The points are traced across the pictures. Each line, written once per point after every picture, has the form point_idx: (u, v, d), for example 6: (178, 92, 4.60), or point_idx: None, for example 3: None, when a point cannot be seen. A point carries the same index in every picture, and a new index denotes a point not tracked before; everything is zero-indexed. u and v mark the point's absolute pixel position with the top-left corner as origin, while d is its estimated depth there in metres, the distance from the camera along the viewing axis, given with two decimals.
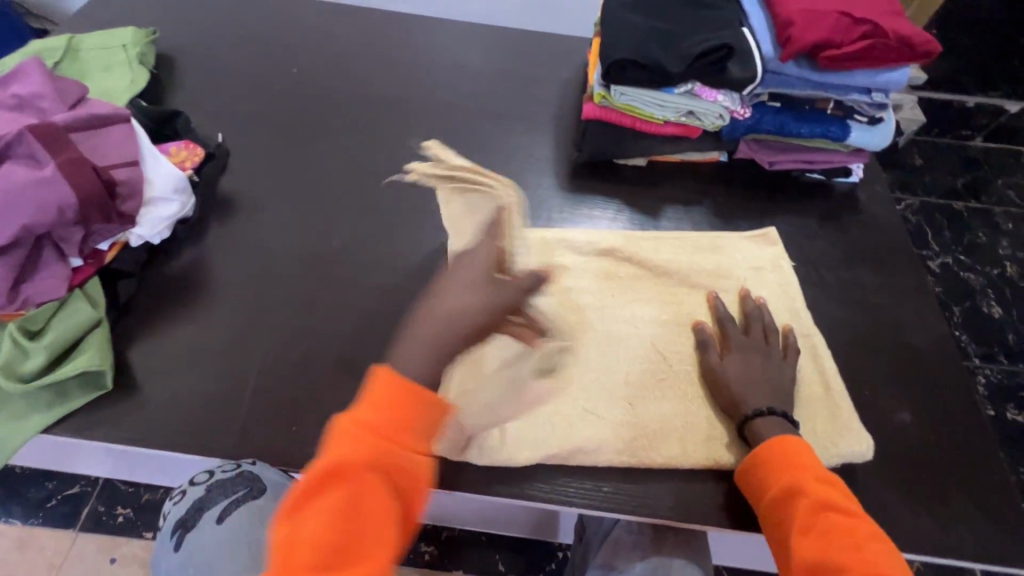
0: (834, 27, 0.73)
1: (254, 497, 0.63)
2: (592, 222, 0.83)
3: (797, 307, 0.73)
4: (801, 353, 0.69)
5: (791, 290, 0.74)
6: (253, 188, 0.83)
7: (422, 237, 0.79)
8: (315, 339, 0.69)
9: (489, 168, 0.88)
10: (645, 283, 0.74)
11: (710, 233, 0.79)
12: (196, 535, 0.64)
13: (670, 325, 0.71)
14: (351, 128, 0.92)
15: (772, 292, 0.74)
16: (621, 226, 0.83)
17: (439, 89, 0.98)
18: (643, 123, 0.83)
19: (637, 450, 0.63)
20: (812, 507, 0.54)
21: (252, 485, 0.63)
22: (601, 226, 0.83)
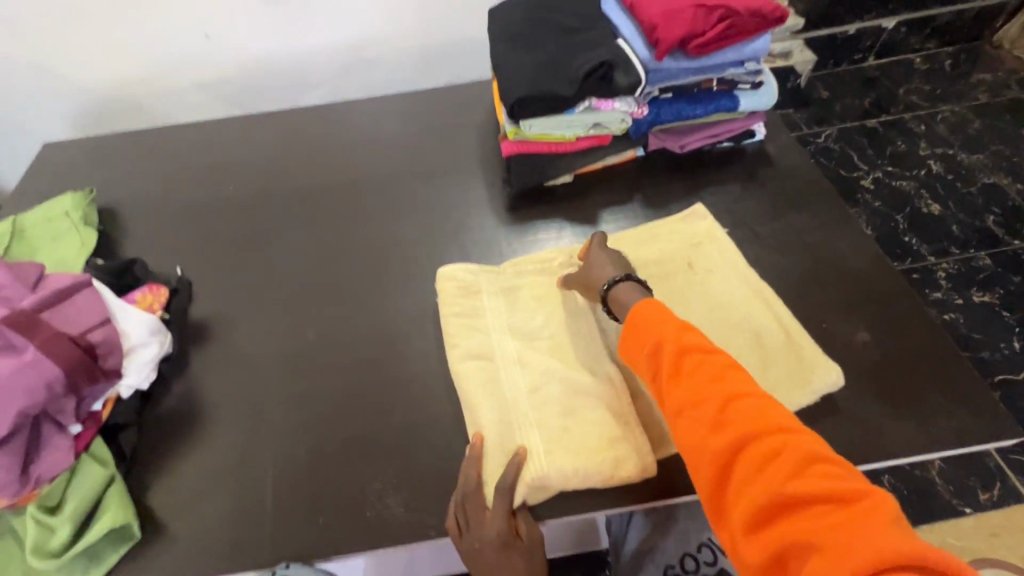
0: (694, 19, 0.81)
1: None
2: (540, 246, 0.89)
3: (741, 268, 0.79)
4: (757, 309, 0.74)
5: (730, 253, 0.80)
6: (222, 307, 0.87)
7: (390, 306, 0.84)
8: (319, 430, 0.73)
9: (434, 224, 0.94)
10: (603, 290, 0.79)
11: (644, 225, 0.86)
12: None
13: None
14: (298, 224, 0.97)
15: (715, 263, 0.80)
16: (567, 241, 0.89)
17: (370, 164, 1.05)
18: (558, 145, 0.91)
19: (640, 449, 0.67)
20: (676, 353, 0.58)
21: None
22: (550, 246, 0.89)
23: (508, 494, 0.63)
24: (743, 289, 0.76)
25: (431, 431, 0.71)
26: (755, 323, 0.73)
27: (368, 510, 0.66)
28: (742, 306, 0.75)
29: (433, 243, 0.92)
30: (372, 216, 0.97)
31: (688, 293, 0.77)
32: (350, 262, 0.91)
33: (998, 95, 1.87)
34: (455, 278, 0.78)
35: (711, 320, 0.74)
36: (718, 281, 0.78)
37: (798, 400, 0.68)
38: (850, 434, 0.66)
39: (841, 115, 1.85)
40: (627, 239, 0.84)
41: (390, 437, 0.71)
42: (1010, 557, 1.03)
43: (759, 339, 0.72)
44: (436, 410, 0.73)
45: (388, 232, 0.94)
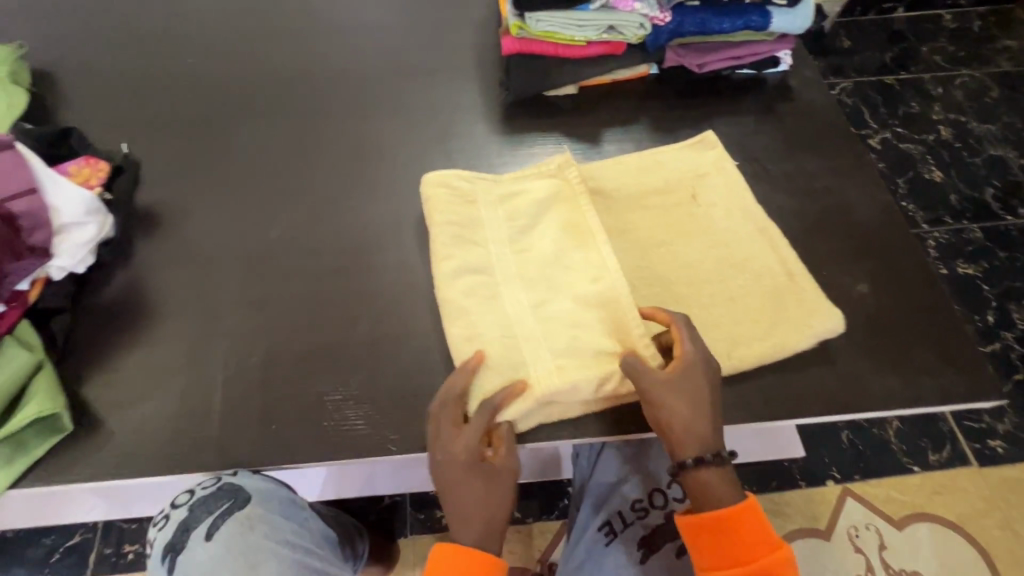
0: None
1: (241, 506, 0.62)
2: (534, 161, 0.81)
3: (748, 204, 0.73)
4: (761, 248, 0.70)
5: (737, 186, 0.74)
6: (174, 194, 0.78)
7: (364, 210, 0.76)
8: (276, 334, 0.67)
9: (419, 125, 0.85)
10: (602, 213, 0.72)
11: (649, 149, 0.78)
12: (186, 558, 0.62)
13: (636, 249, 0.70)
14: (265, 110, 0.86)
15: (720, 196, 0.74)
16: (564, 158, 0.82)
17: (352, 51, 0.93)
18: (565, 48, 0.81)
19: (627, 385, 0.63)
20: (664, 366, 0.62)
21: (235, 496, 0.61)
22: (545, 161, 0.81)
23: (491, 410, 0.59)
24: (747, 226, 0.71)
25: (400, 345, 0.66)
26: (758, 263, 0.69)
27: (325, 420, 0.62)
28: (747, 244, 0.70)
29: (416, 146, 0.83)
30: (350, 109, 0.86)
31: (691, 227, 0.72)
32: (322, 158, 0.81)
33: (1020, 65, 1.79)
34: (449, 183, 0.70)
35: (713, 257, 0.69)
36: (724, 216, 0.72)
37: (796, 342, 0.64)
38: (835, 383, 0.64)
39: (861, 67, 1.75)
40: (633, 161, 0.76)
41: (354, 348, 0.66)
42: (947, 514, 1.08)
43: (761, 280, 0.68)
44: (406, 324, 0.67)
45: (368, 130, 0.84)
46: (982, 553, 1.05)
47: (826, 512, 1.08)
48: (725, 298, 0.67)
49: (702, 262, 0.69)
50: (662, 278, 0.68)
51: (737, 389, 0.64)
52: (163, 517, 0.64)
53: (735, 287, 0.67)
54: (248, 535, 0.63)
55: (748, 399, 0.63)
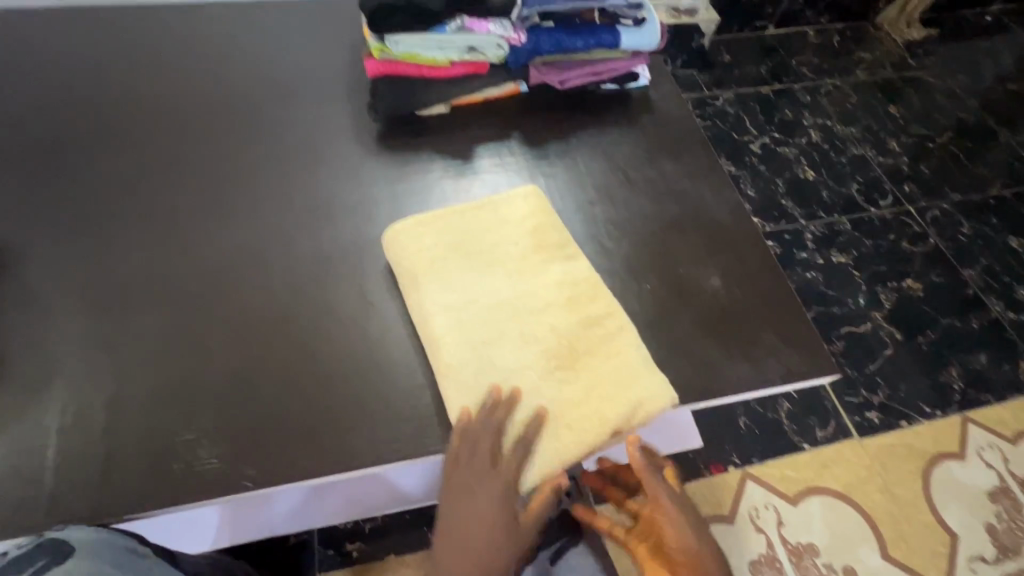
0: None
1: (61, 561, 0.51)
2: (409, 179, 0.82)
3: (577, 266, 0.70)
4: (587, 316, 0.66)
5: (565, 248, 0.71)
6: (10, 233, 0.72)
7: (225, 239, 0.73)
8: (122, 373, 0.63)
9: (287, 151, 0.83)
10: (428, 287, 0.67)
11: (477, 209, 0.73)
12: None
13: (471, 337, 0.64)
14: (119, 139, 0.81)
15: (546, 261, 0.70)
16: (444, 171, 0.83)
17: (217, 77, 0.90)
18: (429, 69, 0.83)
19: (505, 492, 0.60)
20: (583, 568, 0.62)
21: (57, 548, 0.52)
22: (422, 177, 0.83)
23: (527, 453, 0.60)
24: (574, 294, 0.68)
25: (263, 375, 0.64)
26: (596, 331, 0.66)
27: (175, 462, 0.58)
28: (580, 311, 0.66)
29: (285, 171, 0.81)
30: (213, 136, 0.83)
31: (521, 303, 0.67)
32: (180, 187, 0.78)
33: (874, 73, 2.01)
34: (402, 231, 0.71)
35: (547, 334, 0.65)
36: (554, 278, 0.69)
37: (621, 423, 0.61)
38: (691, 375, 0.68)
39: (740, 80, 1.91)
40: (458, 216, 0.72)
41: (210, 383, 0.63)
42: (834, 485, 1.16)
43: (596, 354, 0.64)
44: (268, 352, 0.65)
45: (232, 157, 0.81)
46: (864, 517, 1.14)
47: (728, 497, 1.13)
48: (561, 381, 0.62)
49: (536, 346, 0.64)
50: (488, 359, 0.63)
51: None
52: None
53: (564, 365, 0.63)
54: None
55: None
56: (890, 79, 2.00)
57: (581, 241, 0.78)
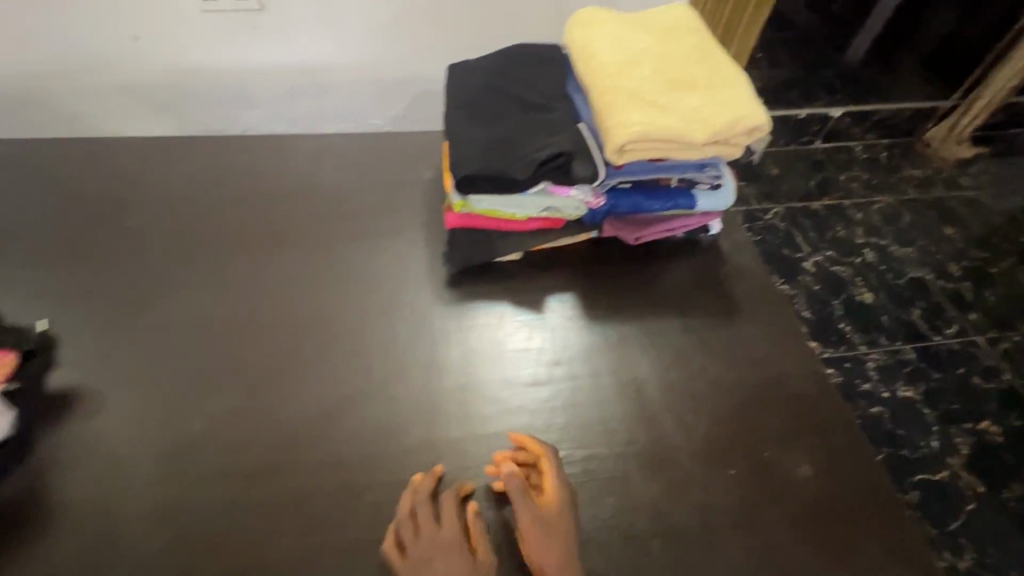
0: (667, 140, 0.75)
1: None
2: (477, 331, 0.81)
3: (666, 481, 0.69)
4: (689, 546, 0.65)
5: (652, 459, 0.70)
6: (95, 377, 0.74)
7: (295, 396, 0.74)
8: (185, 547, 0.63)
9: (361, 295, 0.84)
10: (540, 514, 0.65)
11: (572, 415, 0.73)
12: None
13: None
14: (202, 279, 0.85)
15: (635, 482, 0.68)
16: (512, 333, 0.81)
17: (296, 216, 0.94)
18: (507, 223, 0.84)
19: (711, 128, 0.76)
20: None
21: None
22: (495, 340, 0.80)
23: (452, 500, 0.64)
24: (663, 517, 0.66)
25: (328, 560, 0.62)
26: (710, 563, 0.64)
27: None
28: None
29: (357, 319, 0.82)
30: (289, 279, 0.86)
31: (618, 537, 0.65)
32: (255, 334, 0.79)
33: (928, 189, 1.95)
34: (508, 443, 0.71)
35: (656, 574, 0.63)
36: (643, 501, 0.67)
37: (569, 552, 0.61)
38: None
39: (788, 193, 1.86)
40: (555, 430, 0.72)
41: (280, 564, 0.62)
42: None
43: None
44: (339, 534, 0.64)
45: (305, 302, 0.83)
46: None
47: None
48: None
49: None
50: None
51: None
52: None
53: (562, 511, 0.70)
54: None
55: None
56: (943, 198, 1.93)
57: (659, 412, 0.74)
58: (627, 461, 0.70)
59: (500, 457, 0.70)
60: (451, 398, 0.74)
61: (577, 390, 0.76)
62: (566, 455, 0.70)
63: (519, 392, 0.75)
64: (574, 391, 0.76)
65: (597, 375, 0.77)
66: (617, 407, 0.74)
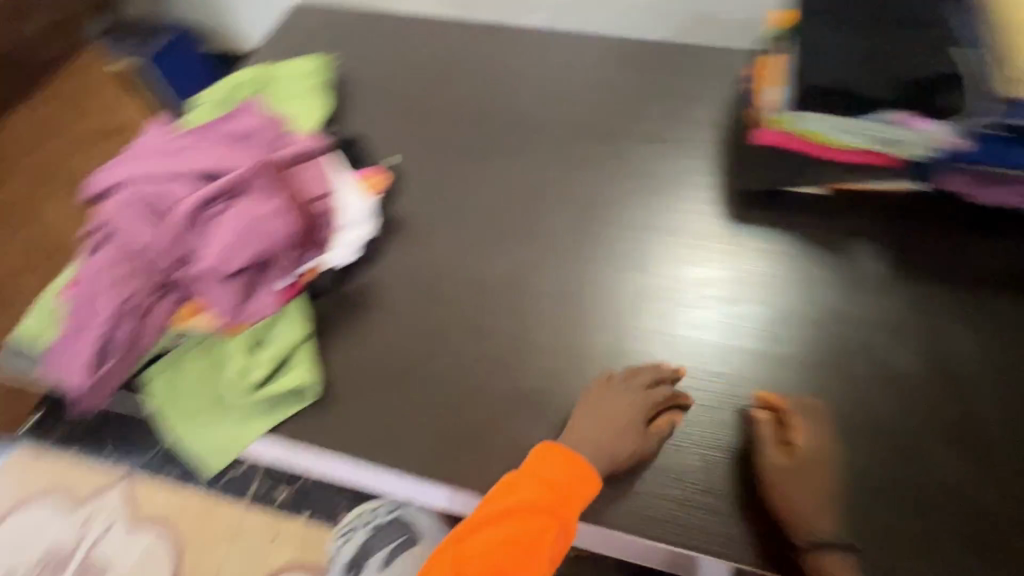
0: None
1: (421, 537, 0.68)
2: (704, 256, 0.80)
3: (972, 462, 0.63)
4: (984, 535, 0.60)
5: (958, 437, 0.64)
6: (423, 211, 0.87)
7: (585, 270, 0.80)
8: (489, 365, 0.74)
9: (650, 199, 0.87)
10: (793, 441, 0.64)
11: (798, 355, 0.71)
12: None
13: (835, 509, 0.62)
14: (509, 152, 0.93)
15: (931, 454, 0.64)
16: (741, 264, 0.79)
17: (594, 110, 0.96)
18: (828, 151, 0.77)
19: None
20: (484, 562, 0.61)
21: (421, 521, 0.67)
22: (721, 267, 0.79)
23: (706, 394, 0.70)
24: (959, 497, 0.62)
25: None
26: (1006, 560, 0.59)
27: (526, 463, 0.67)
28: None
29: (646, 219, 0.85)
30: (578, 170, 0.90)
31: (902, 497, 0.63)
32: (553, 210, 0.87)
33: None
34: (730, 367, 0.72)
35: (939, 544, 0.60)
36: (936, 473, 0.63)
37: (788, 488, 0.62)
38: None
39: None
40: (839, 373, 0.70)
41: (565, 405, 0.70)
42: None
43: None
44: None
45: (597, 193, 0.88)
46: None
47: None
48: None
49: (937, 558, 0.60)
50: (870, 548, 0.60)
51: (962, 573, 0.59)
52: None
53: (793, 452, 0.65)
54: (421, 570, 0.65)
55: None
56: None
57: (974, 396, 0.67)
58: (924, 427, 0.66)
59: (721, 377, 0.71)
60: (686, 324, 0.75)
61: (805, 330, 0.73)
62: (789, 391, 0.69)
63: (761, 333, 0.74)
64: (825, 346, 0.72)
65: (861, 338, 0.72)
66: (906, 376, 0.69)
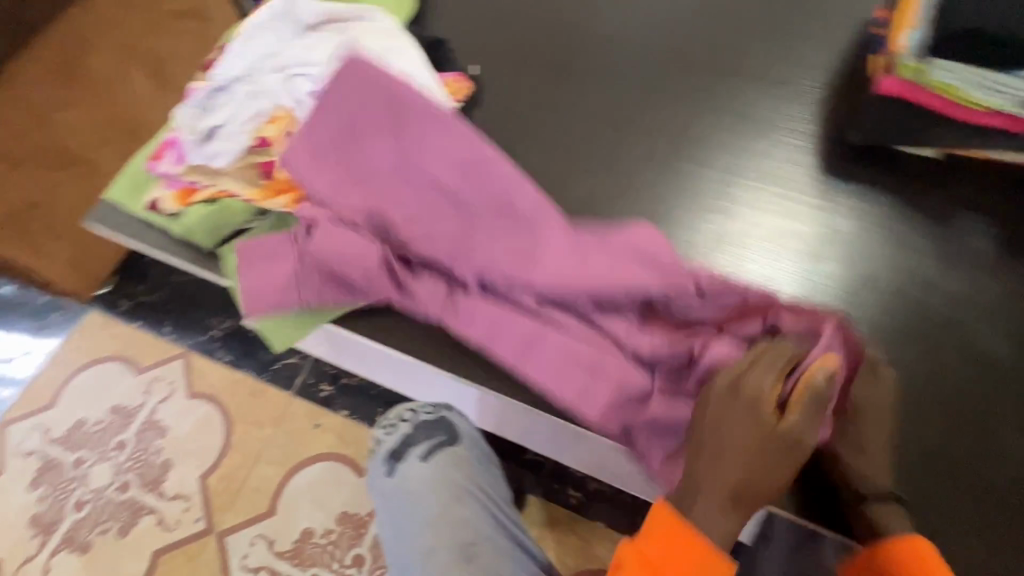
0: None
1: (452, 444, 0.64)
2: (769, 205, 0.76)
3: None
4: None
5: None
6: (499, 125, 0.84)
7: (662, 207, 0.77)
8: None
9: (742, 139, 0.81)
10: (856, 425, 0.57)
11: (856, 316, 0.69)
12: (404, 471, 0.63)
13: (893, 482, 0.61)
14: (594, 71, 0.86)
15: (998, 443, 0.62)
16: (804, 216, 0.75)
17: (694, 36, 0.88)
18: (955, 109, 0.69)
19: None
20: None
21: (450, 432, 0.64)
22: (783, 215, 0.76)
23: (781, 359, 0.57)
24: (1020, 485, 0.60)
25: None
26: None
27: None
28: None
29: (732, 162, 0.79)
30: (668, 100, 0.84)
31: (959, 480, 0.61)
32: (634, 140, 0.81)
33: None
34: None
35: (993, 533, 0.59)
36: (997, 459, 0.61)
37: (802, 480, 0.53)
38: None
39: None
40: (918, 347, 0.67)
41: None
42: None
43: None
44: None
45: (685, 128, 0.82)
46: None
47: None
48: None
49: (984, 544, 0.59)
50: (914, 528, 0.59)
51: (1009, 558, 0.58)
52: (387, 422, 0.66)
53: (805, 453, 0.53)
54: (451, 475, 0.61)
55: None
56: None
57: None
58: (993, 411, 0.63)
59: None
60: (742, 270, 0.73)
61: (858, 289, 0.71)
62: None
63: (824, 297, 0.70)
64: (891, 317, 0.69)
65: (891, 312, 0.69)
66: (997, 364, 0.65)
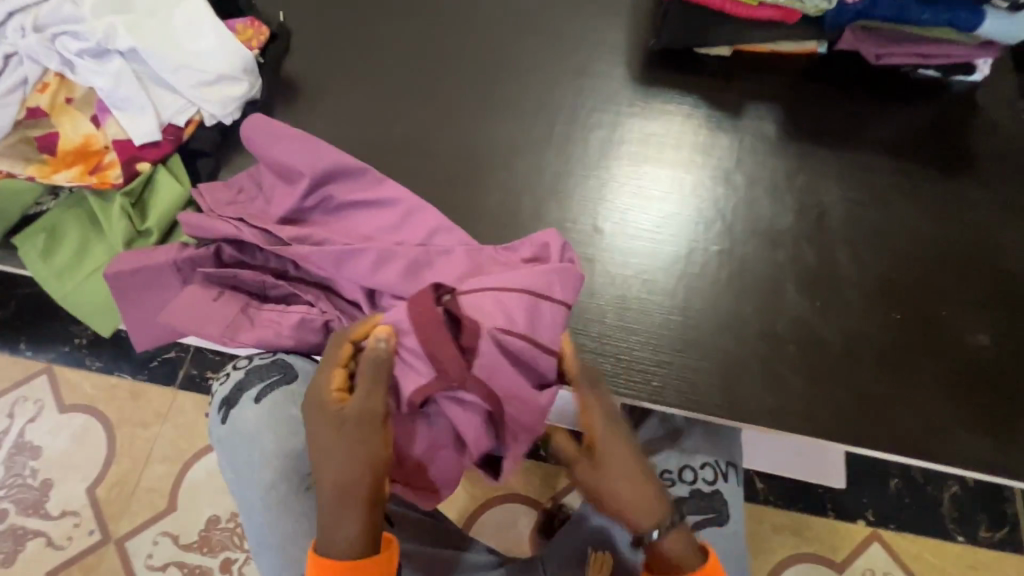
0: None
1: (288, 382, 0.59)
2: (658, 119, 0.79)
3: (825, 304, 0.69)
4: (830, 365, 0.68)
5: (818, 286, 0.70)
6: (315, 71, 0.81)
7: (487, 134, 0.78)
8: None
9: (559, 58, 0.82)
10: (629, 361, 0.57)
11: (730, 217, 0.73)
12: (239, 415, 0.59)
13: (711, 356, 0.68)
14: (409, 6, 0.84)
15: (793, 302, 0.69)
16: (694, 126, 0.78)
17: None
18: (734, 5, 0.72)
19: None
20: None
21: (285, 371, 0.60)
22: (674, 128, 0.78)
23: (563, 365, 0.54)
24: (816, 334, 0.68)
25: None
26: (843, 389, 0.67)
27: None
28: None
29: (551, 82, 0.81)
30: (487, 28, 0.83)
31: (763, 341, 0.68)
32: (454, 72, 0.81)
33: None
34: (669, 227, 0.73)
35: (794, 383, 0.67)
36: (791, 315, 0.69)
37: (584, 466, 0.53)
38: (915, 425, 0.66)
39: None
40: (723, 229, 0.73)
41: None
42: None
43: (837, 407, 0.66)
44: None
45: (503, 53, 0.82)
46: None
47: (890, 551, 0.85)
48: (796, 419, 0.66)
49: (789, 392, 0.66)
50: (728, 391, 0.66)
51: (811, 398, 0.66)
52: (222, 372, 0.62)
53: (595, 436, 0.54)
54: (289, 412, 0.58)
55: (818, 412, 0.66)
56: None
57: (845, 249, 0.72)
58: (787, 273, 0.71)
59: (660, 237, 0.73)
60: (633, 187, 0.75)
61: (723, 193, 0.74)
62: (715, 250, 0.72)
63: (706, 204, 0.74)
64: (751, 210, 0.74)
65: (701, 203, 0.74)
66: (784, 234, 0.72)
